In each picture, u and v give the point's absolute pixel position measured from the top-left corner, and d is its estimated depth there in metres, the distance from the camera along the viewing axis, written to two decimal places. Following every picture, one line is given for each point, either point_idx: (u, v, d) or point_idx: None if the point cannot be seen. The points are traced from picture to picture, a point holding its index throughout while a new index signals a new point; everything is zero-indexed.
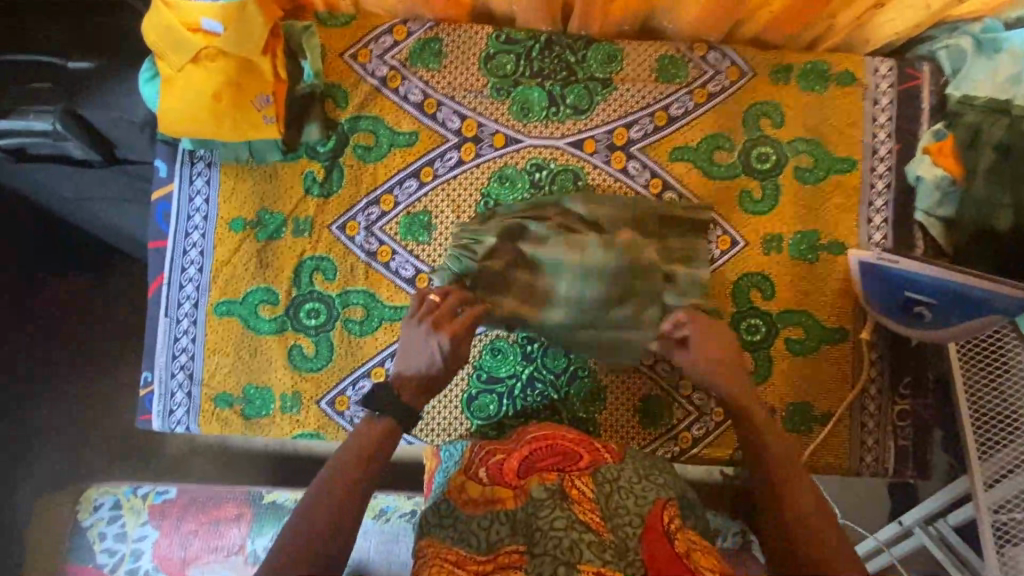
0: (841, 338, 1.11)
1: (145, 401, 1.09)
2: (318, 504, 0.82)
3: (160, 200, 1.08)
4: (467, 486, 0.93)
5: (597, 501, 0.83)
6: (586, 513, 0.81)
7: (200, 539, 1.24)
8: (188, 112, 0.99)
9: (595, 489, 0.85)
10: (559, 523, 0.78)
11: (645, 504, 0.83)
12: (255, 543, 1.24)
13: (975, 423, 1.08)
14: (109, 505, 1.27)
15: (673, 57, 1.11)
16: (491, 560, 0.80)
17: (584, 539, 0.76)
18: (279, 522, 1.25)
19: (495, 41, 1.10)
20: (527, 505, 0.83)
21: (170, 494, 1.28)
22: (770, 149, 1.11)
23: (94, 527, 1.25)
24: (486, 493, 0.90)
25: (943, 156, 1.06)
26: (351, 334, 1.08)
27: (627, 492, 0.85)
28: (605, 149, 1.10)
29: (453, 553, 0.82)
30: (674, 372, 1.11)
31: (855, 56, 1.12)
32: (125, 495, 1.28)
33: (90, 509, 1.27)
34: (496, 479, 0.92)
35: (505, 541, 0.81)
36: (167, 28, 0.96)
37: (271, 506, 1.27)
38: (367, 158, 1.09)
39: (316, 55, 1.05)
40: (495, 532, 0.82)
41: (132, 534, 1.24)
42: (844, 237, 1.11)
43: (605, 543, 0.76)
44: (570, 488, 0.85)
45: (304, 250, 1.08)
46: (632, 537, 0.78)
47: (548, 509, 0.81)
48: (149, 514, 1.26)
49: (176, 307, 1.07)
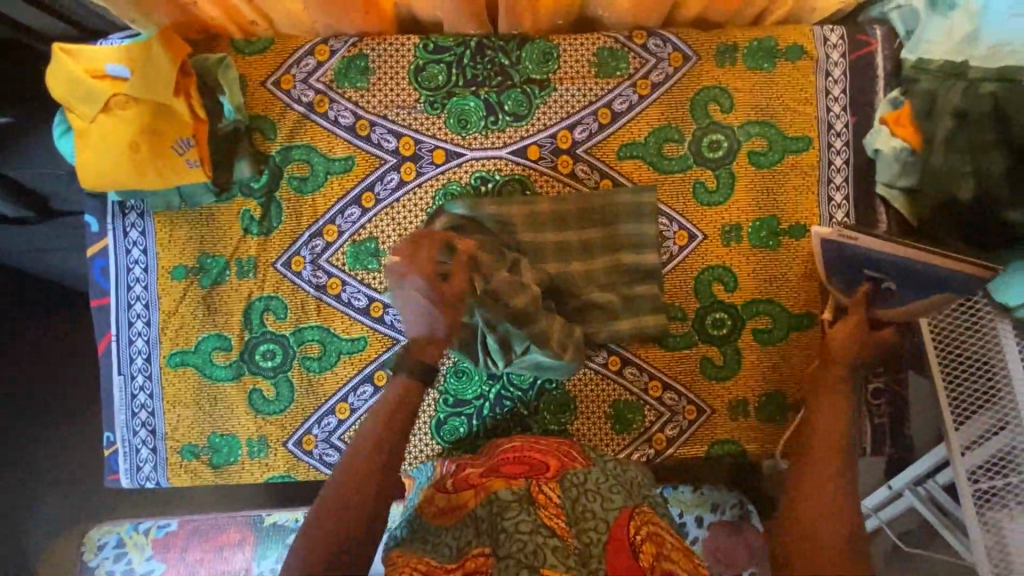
0: (809, 324, 1.09)
1: (111, 461, 1.08)
2: (366, 438, 0.81)
3: (96, 256, 1.04)
4: (434, 498, 0.90)
5: (563, 507, 0.81)
6: (552, 518, 0.79)
7: (205, 567, 1.24)
8: (108, 167, 0.94)
9: (562, 494, 0.83)
10: (524, 526, 0.76)
11: (611, 510, 0.81)
12: (260, 566, 1.24)
13: (950, 390, 1.06)
14: (113, 543, 1.25)
15: (613, 49, 1.05)
16: (459, 567, 0.77)
17: (549, 545, 0.74)
18: (281, 544, 1.26)
19: (424, 51, 1.04)
20: (490, 505, 0.81)
21: (173, 526, 1.27)
22: (722, 136, 1.06)
23: (101, 566, 1.24)
24: (450, 500, 0.88)
25: (900, 126, 1.02)
26: (310, 371, 1.05)
27: (593, 494, 0.83)
28: (550, 154, 1.06)
29: (423, 562, 0.79)
30: (641, 374, 1.09)
31: (803, 28, 1.06)
32: (128, 532, 1.26)
33: (94, 548, 1.25)
34: (460, 485, 0.90)
35: (473, 545, 0.79)
36: (70, 80, 0.91)
37: (273, 528, 1.26)
38: (304, 190, 1.04)
39: (235, 90, 0.99)
40: (463, 540, 0.80)
41: (139, 570, 1.24)
42: (805, 219, 1.08)
43: (570, 548, 0.75)
44: (537, 493, 0.82)
45: (251, 292, 1.05)
46: (596, 543, 0.76)
47: (514, 512, 0.78)
48: (154, 549, 1.25)
49: (129, 364, 1.05)
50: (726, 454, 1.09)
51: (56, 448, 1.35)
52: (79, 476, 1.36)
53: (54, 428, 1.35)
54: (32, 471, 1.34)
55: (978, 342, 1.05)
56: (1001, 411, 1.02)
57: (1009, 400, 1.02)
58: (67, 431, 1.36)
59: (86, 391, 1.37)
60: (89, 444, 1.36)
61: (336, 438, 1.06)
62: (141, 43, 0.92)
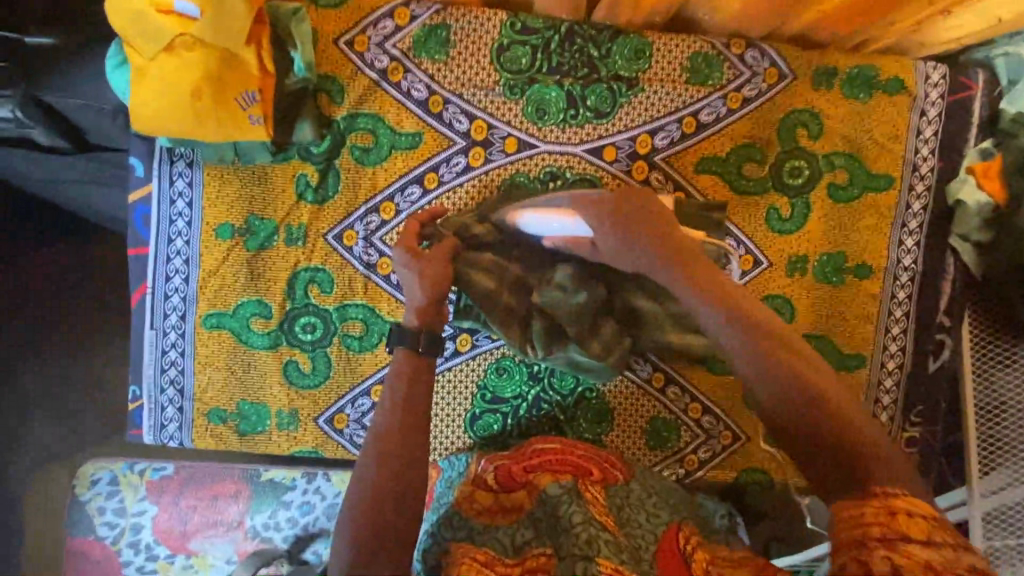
0: (858, 365, 1.07)
1: (134, 416, 1.05)
2: (385, 434, 0.77)
3: (138, 202, 0.98)
4: (476, 495, 0.86)
5: (610, 509, 0.80)
6: (602, 516, 0.76)
7: (199, 514, 1.20)
8: (164, 112, 0.88)
9: (608, 500, 0.82)
10: (577, 518, 0.74)
11: (659, 524, 0.78)
12: (254, 520, 1.20)
13: (980, 441, 1.02)
14: (106, 480, 1.20)
15: (708, 55, 1.00)
16: (518, 564, 0.72)
17: (601, 537, 0.71)
18: (276, 502, 1.21)
19: (510, 29, 0.97)
20: (544, 503, 0.79)
21: (168, 471, 1.21)
22: (805, 163, 1.02)
23: (92, 502, 1.19)
24: (496, 498, 0.85)
25: (988, 178, 1.00)
26: (349, 350, 1.02)
27: (637, 507, 0.81)
28: (626, 158, 1.01)
29: (481, 553, 0.73)
30: (683, 395, 1.08)
31: (906, 61, 1.02)
32: (122, 471, 1.20)
33: (87, 483, 1.20)
34: (507, 484, 0.87)
35: (532, 543, 0.75)
36: (134, 10, 0.83)
37: (269, 484, 1.21)
38: (365, 161, 0.99)
39: (307, 45, 0.92)
40: (520, 538, 0.76)
41: (131, 510, 1.19)
42: (872, 260, 1.05)
43: (622, 543, 0.72)
44: (584, 489, 0.81)
45: (298, 261, 1.00)
46: (644, 548, 0.74)
47: (568, 505, 0.76)
48: (148, 490, 1.20)
49: (162, 319, 1.01)
50: (752, 483, 1.10)
51: (49, 386, 1.26)
52: (67, 419, 1.26)
53: (43, 367, 1.25)
54: (20, 402, 1.25)
55: (1015, 397, 1.01)
56: None
57: None
58: (59, 375, 1.26)
59: (85, 335, 1.27)
60: (80, 387, 1.27)
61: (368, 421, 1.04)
62: None
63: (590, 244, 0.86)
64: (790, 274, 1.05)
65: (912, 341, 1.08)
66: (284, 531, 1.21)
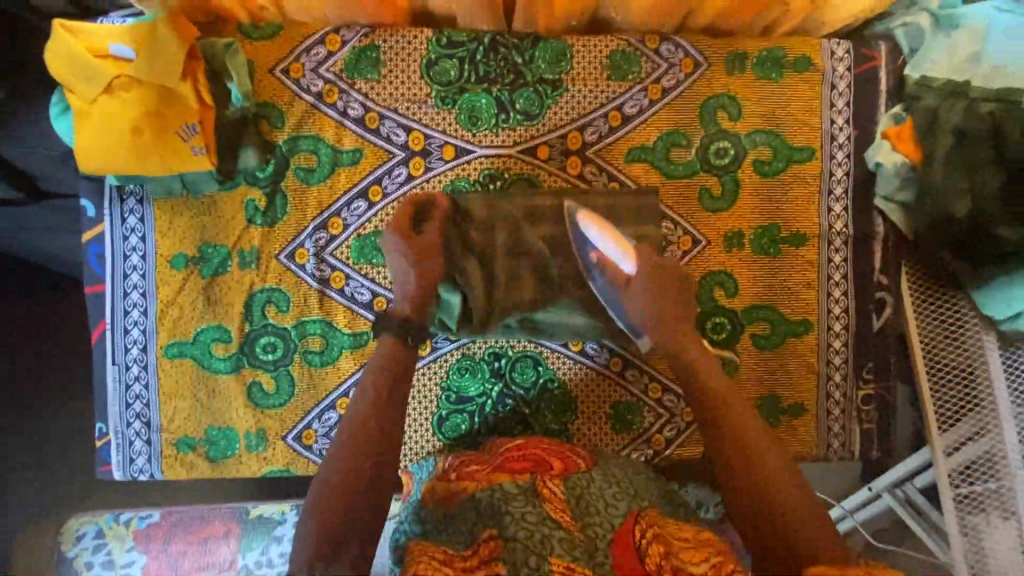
0: (805, 330, 1.11)
1: (102, 453, 1.05)
2: (360, 421, 0.82)
3: (92, 242, 1.01)
4: (437, 487, 0.89)
5: (568, 502, 0.79)
6: (558, 512, 0.77)
7: (190, 559, 1.16)
8: (110, 152, 0.92)
9: (566, 491, 0.81)
10: (531, 517, 0.74)
11: (617, 515, 0.78)
12: (246, 558, 1.17)
13: (934, 394, 1.05)
14: (92, 534, 1.16)
15: (626, 52, 1.06)
16: (473, 553, 0.73)
17: (554, 536, 0.72)
18: (267, 537, 1.18)
19: (436, 45, 1.03)
20: (495, 494, 0.80)
21: (155, 517, 1.19)
22: (729, 143, 1.08)
23: (80, 558, 1.15)
24: (451, 487, 0.87)
25: (902, 141, 1.05)
26: (311, 365, 1.04)
27: (596, 494, 0.81)
28: (560, 155, 1.06)
29: (439, 552, 0.74)
30: (642, 376, 1.11)
31: (811, 40, 1.09)
32: (107, 522, 1.17)
33: (72, 539, 1.16)
34: (464, 475, 0.90)
35: (480, 531, 0.76)
36: (71, 57, 0.88)
37: (259, 520, 1.19)
38: (310, 181, 1.03)
39: (244, 78, 0.98)
40: (471, 525, 0.77)
41: (120, 561, 1.15)
42: (805, 228, 1.10)
43: (576, 540, 0.73)
44: (542, 487, 0.81)
45: (253, 283, 1.03)
46: (602, 540, 0.74)
47: (521, 502, 0.77)
48: (135, 540, 1.17)
49: (124, 354, 1.03)
50: None
51: (25, 441, 1.26)
52: (46, 471, 1.27)
53: (17, 421, 1.26)
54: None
55: (959, 348, 1.05)
56: (981, 417, 1.02)
57: (990, 409, 1.02)
58: (35, 429, 1.26)
59: (56, 385, 1.27)
60: (58, 436, 1.27)
61: (336, 433, 1.05)
62: (147, 25, 0.90)
63: (624, 281, 0.93)
64: (729, 250, 1.09)
65: (853, 302, 1.12)
66: (277, 567, 1.16)
